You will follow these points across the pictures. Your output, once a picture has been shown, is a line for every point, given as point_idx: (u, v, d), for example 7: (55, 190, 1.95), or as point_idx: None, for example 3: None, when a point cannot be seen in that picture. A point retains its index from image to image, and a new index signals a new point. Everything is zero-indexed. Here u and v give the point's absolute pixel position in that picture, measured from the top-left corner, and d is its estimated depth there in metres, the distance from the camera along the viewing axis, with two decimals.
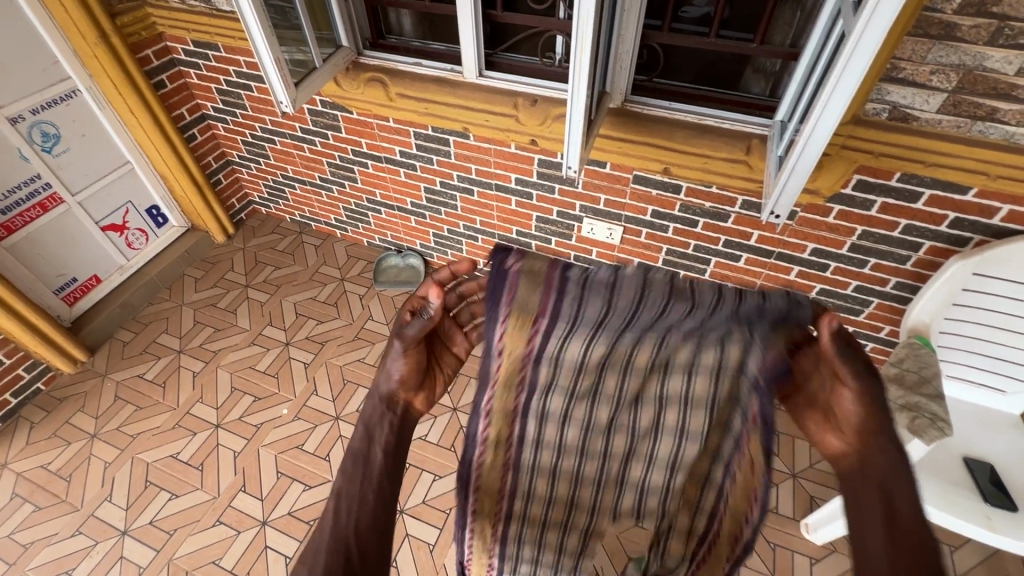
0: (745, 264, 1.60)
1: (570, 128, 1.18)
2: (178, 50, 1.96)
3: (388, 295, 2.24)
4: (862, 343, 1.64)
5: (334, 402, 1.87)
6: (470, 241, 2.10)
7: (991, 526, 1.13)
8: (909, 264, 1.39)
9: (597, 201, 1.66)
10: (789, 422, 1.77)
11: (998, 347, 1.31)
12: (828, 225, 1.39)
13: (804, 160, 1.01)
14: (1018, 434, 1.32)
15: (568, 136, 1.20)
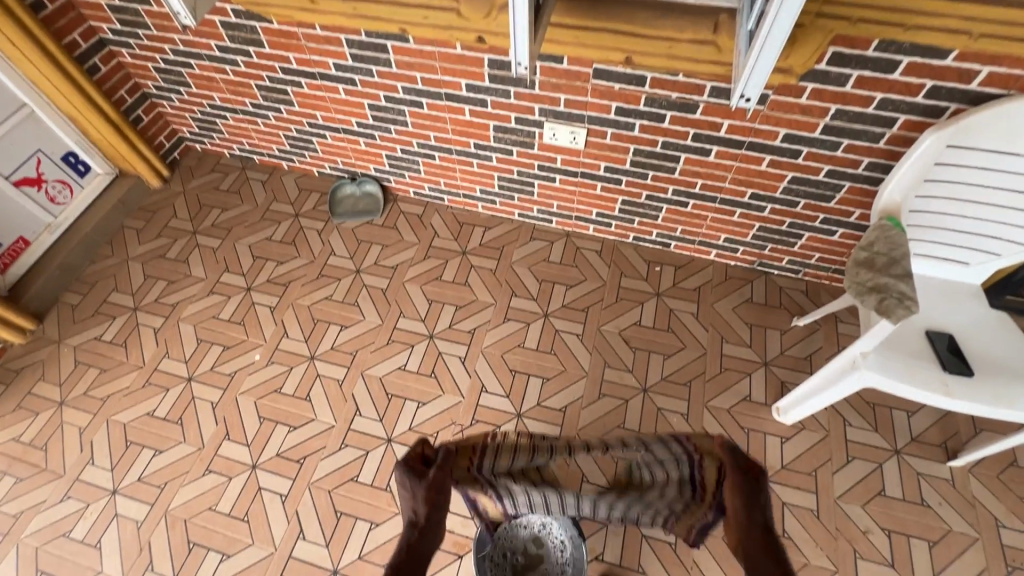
0: (716, 158, 1.53)
1: (514, 15, 1.03)
2: (103, 28, 1.85)
3: (348, 227, 2.12)
4: (832, 229, 1.63)
5: (307, 342, 1.83)
6: (427, 160, 1.96)
7: (947, 391, 1.20)
8: (883, 143, 1.33)
9: (556, 103, 1.53)
10: (760, 314, 1.80)
11: (966, 221, 1.29)
12: (801, 107, 1.31)
13: (767, 49, 0.95)
14: (978, 303, 1.36)
15: (513, 26, 1.05)
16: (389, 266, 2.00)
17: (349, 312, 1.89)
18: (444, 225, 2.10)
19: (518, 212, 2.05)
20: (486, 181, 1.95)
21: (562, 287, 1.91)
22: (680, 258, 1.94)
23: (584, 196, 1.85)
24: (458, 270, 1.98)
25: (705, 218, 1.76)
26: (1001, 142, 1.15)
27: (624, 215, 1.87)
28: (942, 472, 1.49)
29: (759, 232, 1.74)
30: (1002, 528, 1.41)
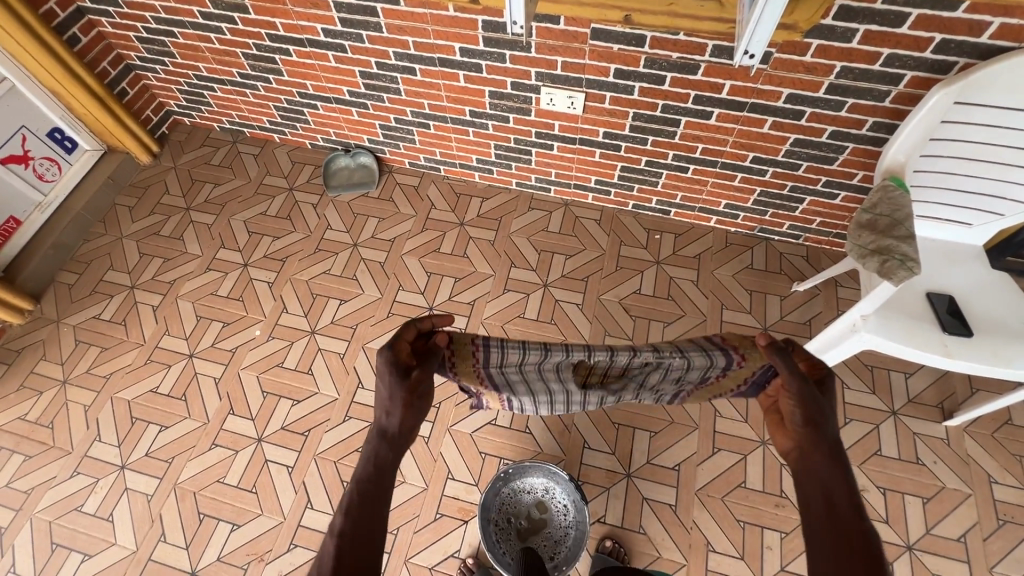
0: (717, 121, 1.49)
1: None
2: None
3: (344, 200, 2.09)
4: (834, 193, 1.61)
5: (306, 317, 1.82)
6: (422, 130, 1.91)
7: (947, 352, 1.20)
8: (888, 101, 1.30)
9: (553, 66, 1.48)
10: (760, 280, 1.80)
11: (970, 181, 1.28)
12: (806, 65, 1.27)
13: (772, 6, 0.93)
14: (979, 264, 1.35)
15: None
16: (386, 239, 1.98)
17: (348, 286, 1.88)
18: (441, 196, 2.07)
19: (515, 181, 2.02)
20: (482, 150, 1.92)
21: (562, 256, 1.90)
22: (680, 225, 1.93)
23: (583, 163, 1.82)
24: (456, 241, 1.96)
25: (705, 184, 1.73)
26: (1011, 97, 1.12)
27: (623, 182, 1.85)
28: (938, 432, 1.51)
29: (760, 197, 1.72)
30: (995, 484, 1.44)
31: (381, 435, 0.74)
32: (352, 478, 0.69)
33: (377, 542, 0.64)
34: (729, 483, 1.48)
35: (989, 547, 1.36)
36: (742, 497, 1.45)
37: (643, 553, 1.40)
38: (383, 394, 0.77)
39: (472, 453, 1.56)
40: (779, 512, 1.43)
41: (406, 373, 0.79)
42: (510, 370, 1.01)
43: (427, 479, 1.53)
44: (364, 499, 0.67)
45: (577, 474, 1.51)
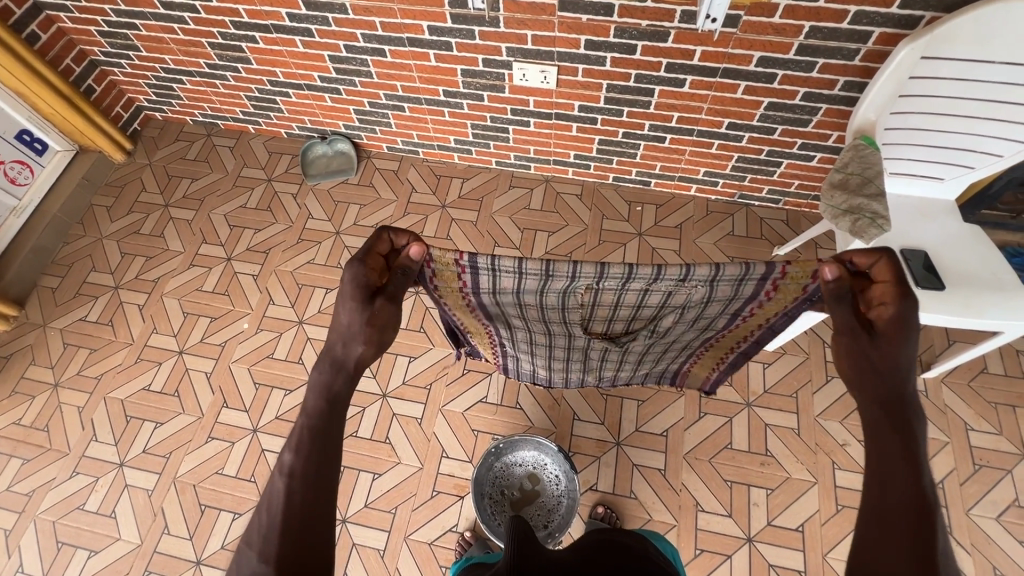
0: (690, 88, 1.49)
1: None
2: None
3: (324, 188, 2.08)
4: (810, 155, 1.61)
5: (293, 307, 1.83)
6: (397, 112, 1.89)
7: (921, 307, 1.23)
8: (858, 60, 1.30)
9: (524, 40, 1.47)
10: (742, 246, 1.82)
11: (941, 136, 1.29)
12: (775, 27, 1.26)
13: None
14: (952, 218, 1.37)
15: None
16: (368, 226, 1.97)
17: (333, 275, 1.88)
18: (421, 179, 2.06)
19: (495, 160, 2.01)
20: (459, 130, 1.90)
21: (545, 233, 1.90)
22: (662, 196, 1.93)
23: (561, 138, 1.81)
24: (439, 224, 1.96)
25: (683, 153, 1.73)
26: (977, 50, 1.13)
27: (602, 155, 1.84)
28: (917, 384, 1.56)
29: (738, 163, 1.72)
30: (971, 431, 1.49)
31: (342, 367, 0.70)
32: (302, 412, 0.65)
33: (333, 481, 0.61)
34: (715, 445, 1.52)
35: (966, 491, 1.41)
36: (729, 457, 1.50)
37: (634, 516, 1.45)
38: (347, 320, 0.73)
39: (465, 432, 1.59)
40: (766, 470, 1.48)
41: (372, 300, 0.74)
42: (505, 297, 0.96)
43: (422, 458, 1.56)
44: (316, 438, 0.63)
45: (568, 446, 1.55)
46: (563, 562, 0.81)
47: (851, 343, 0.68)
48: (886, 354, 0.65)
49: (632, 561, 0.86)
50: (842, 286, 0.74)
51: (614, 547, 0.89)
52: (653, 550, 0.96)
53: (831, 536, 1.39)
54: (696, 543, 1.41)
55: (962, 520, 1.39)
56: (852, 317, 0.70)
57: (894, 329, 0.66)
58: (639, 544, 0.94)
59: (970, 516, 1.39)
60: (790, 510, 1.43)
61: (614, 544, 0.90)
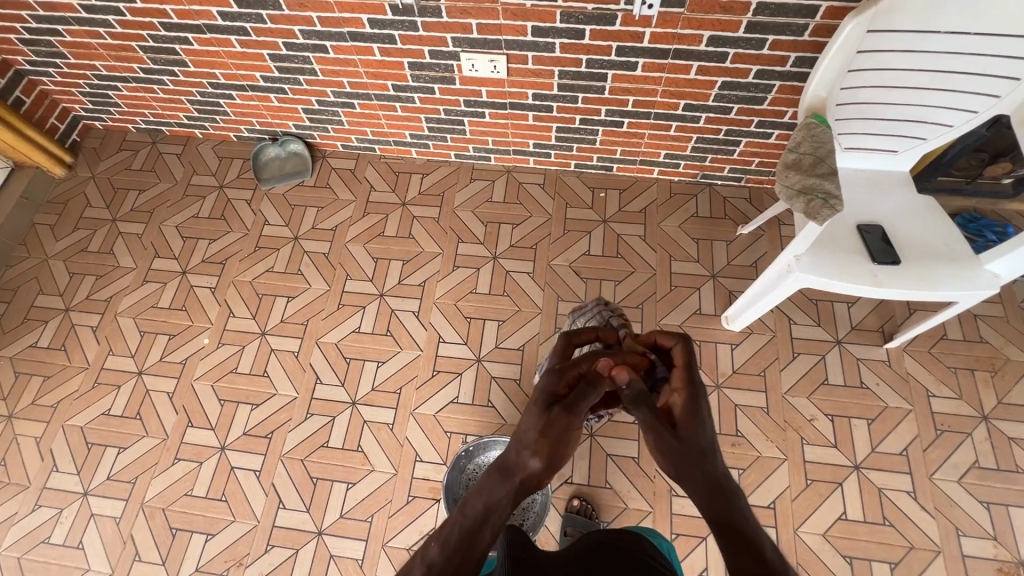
0: (643, 72, 1.46)
1: None
2: None
3: (279, 192, 2.01)
4: (768, 132, 1.60)
5: (255, 318, 1.78)
6: (348, 109, 1.82)
7: (876, 283, 1.24)
8: (808, 35, 1.27)
9: (469, 29, 1.41)
10: (706, 227, 1.81)
11: (892, 109, 1.28)
12: (722, 5, 1.23)
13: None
14: (906, 191, 1.37)
15: None
16: (328, 229, 1.92)
17: (294, 282, 1.83)
18: (380, 177, 2.00)
19: (454, 153, 1.96)
20: (414, 125, 1.84)
21: (509, 226, 1.87)
22: (625, 180, 1.91)
23: (518, 128, 1.77)
24: (400, 223, 1.91)
25: (642, 136, 1.70)
26: (921, 21, 1.12)
27: (561, 143, 1.81)
28: (880, 354, 1.58)
29: (697, 144, 1.70)
30: (932, 398, 1.52)
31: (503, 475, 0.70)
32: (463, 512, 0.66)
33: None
34: None
35: (929, 457, 1.45)
36: None
37: (610, 506, 1.46)
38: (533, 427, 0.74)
39: (438, 434, 1.57)
40: (736, 451, 1.49)
41: (550, 407, 0.75)
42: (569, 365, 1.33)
43: (395, 464, 1.54)
44: (461, 539, 0.63)
45: None
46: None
47: (660, 439, 0.71)
48: (683, 437, 0.70)
49: (631, 560, 0.82)
50: (632, 384, 0.78)
51: (610, 548, 0.85)
52: (647, 542, 0.92)
53: (802, 511, 1.41)
54: (671, 527, 1.43)
55: (926, 486, 1.42)
56: (655, 415, 0.74)
57: (689, 418, 0.72)
58: (633, 540, 0.90)
59: (934, 481, 1.43)
60: (761, 489, 1.45)
61: (611, 546, 0.85)
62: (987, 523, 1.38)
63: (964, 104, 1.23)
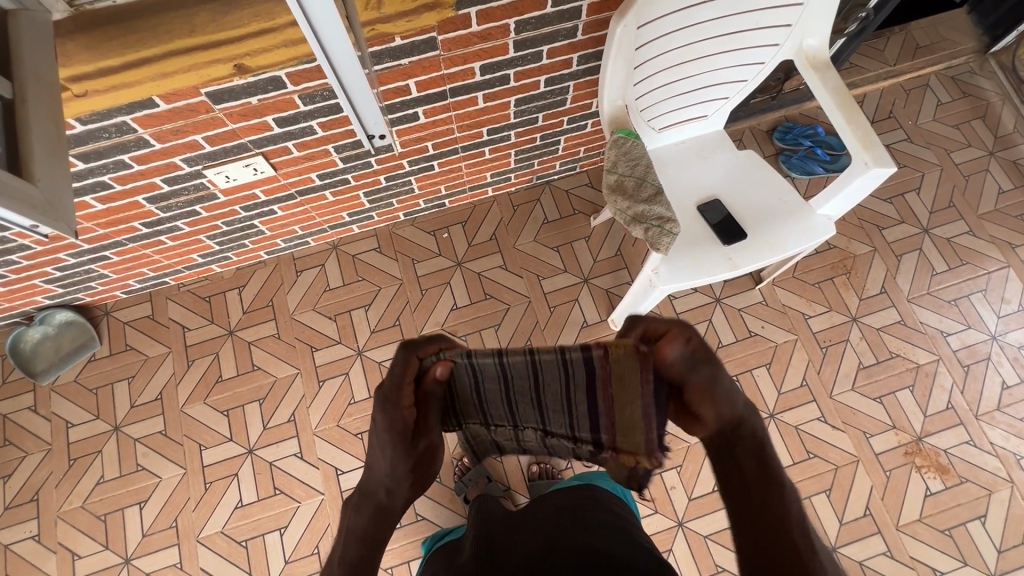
0: (427, 118, 1.23)
1: None
2: None
3: (67, 381, 1.58)
4: (582, 124, 1.48)
5: (109, 547, 1.44)
6: (103, 262, 1.43)
7: (734, 265, 1.19)
8: (581, 34, 1.12)
9: (198, 145, 1.10)
10: (560, 231, 1.70)
11: (688, 82, 1.19)
12: (479, 35, 1.04)
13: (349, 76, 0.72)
14: (729, 150, 1.32)
15: None
16: (151, 400, 1.56)
17: (137, 483, 1.49)
18: (188, 311, 1.64)
19: (263, 252, 1.64)
20: (197, 247, 1.50)
21: (361, 310, 1.63)
22: (462, 210, 1.73)
23: (321, 208, 1.49)
24: (236, 357, 1.60)
25: (460, 169, 1.51)
26: None
27: (377, 203, 1.56)
28: (756, 297, 1.62)
29: (519, 155, 1.54)
30: (809, 319, 1.60)
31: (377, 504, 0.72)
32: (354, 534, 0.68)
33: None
34: None
35: (825, 377, 1.54)
36: None
37: None
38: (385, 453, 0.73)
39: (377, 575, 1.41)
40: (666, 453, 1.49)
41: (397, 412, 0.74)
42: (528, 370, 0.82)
43: None
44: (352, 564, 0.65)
45: None
46: (525, 558, 0.74)
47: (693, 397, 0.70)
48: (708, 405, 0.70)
49: (604, 525, 0.80)
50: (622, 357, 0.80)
51: (582, 512, 0.84)
52: (604, 493, 0.94)
53: None
54: None
55: (830, 406, 1.52)
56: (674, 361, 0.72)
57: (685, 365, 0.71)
58: (594, 497, 0.91)
59: (835, 398, 1.52)
60: (701, 477, 1.47)
61: (577, 508, 0.85)
62: (885, 416, 1.51)
63: (751, 58, 1.17)
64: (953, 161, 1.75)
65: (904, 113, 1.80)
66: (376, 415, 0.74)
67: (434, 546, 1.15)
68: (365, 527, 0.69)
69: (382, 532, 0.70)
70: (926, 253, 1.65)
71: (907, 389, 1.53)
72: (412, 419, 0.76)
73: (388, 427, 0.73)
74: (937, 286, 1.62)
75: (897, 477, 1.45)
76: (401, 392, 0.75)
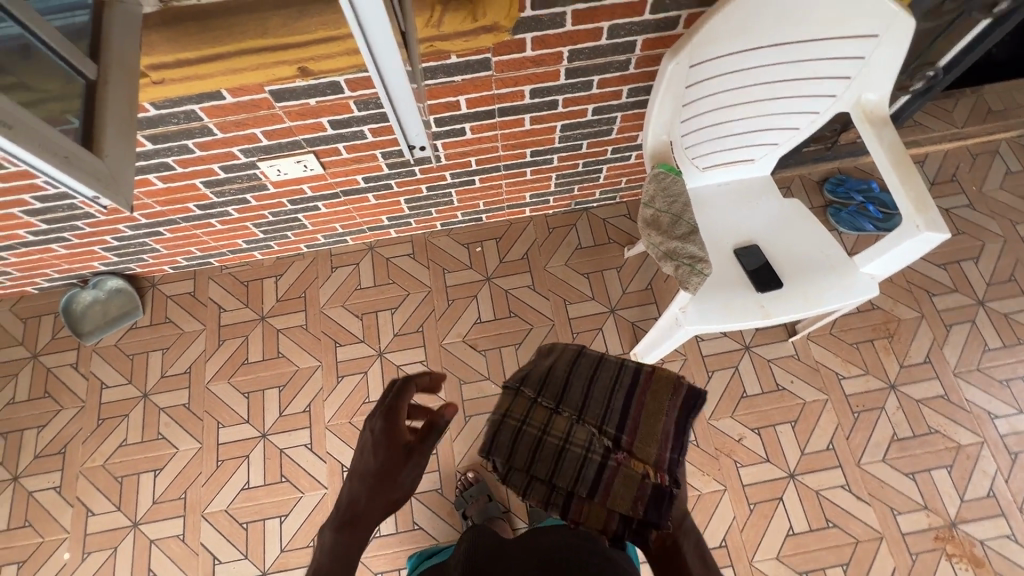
0: (474, 134, 1.26)
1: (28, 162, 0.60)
2: None
3: (108, 344, 1.67)
4: (627, 155, 1.48)
5: (121, 509, 1.49)
6: (156, 238, 1.52)
7: (765, 313, 1.16)
8: (633, 67, 1.14)
9: (256, 138, 1.16)
10: (593, 258, 1.69)
11: (738, 124, 1.17)
12: (532, 60, 1.06)
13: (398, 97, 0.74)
14: (773, 197, 1.29)
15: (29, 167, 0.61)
16: (180, 373, 1.63)
17: (156, 451, 1.55)
18: (226, 293, 1.72)
19: (303, 245, 1.70)
20: (243, 233, 1.57)
21: (387, 312, 1.67)
22: (498, 226, 1.75)
23: (363, 209, 1.54)
24: (264, 343, 1.65)
25: (500, 186, 1.53)
26: (743, 40, 1.01)
27: (417, 210, 1.60)
28: (788, 350, 1.56)
29: (560, 179, 1.55)
30: (843, 380, 1.52)
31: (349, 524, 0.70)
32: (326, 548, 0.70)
33: None
34: None
35: (854, 443, 1.46)
36: None
37: None
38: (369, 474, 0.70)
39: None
40: None
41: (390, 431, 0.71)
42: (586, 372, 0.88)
43: None
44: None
45: None
46: None
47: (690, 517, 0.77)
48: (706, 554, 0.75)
49: None
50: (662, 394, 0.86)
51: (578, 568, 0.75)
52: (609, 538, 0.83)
53: (751, 540, 1.39)
54: None
55: (857, 474, 1.43)
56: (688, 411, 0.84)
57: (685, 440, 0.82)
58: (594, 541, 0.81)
59: (863, 467, 1.44)
60: (708, 530, 1.41)
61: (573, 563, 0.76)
62: (916, 495, 1.41)
63: (805, 107, 1.15)
64: (1019, 233, 1.65)
65: (968, 178, 1.72)
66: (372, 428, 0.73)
67: (417, 565, 1.12)
68: (334, 542, 0.70)
69: (353, 549, 0.69)
70: (979, 327, 1.56)
71: (944, 469, 1.43)
72: (402, 441, 0.71)
73: (375, 443, 0.71)
74: (988, 364, 1.52)
75: (923, 563, 1.35)
76: (398, 411, 0.72)
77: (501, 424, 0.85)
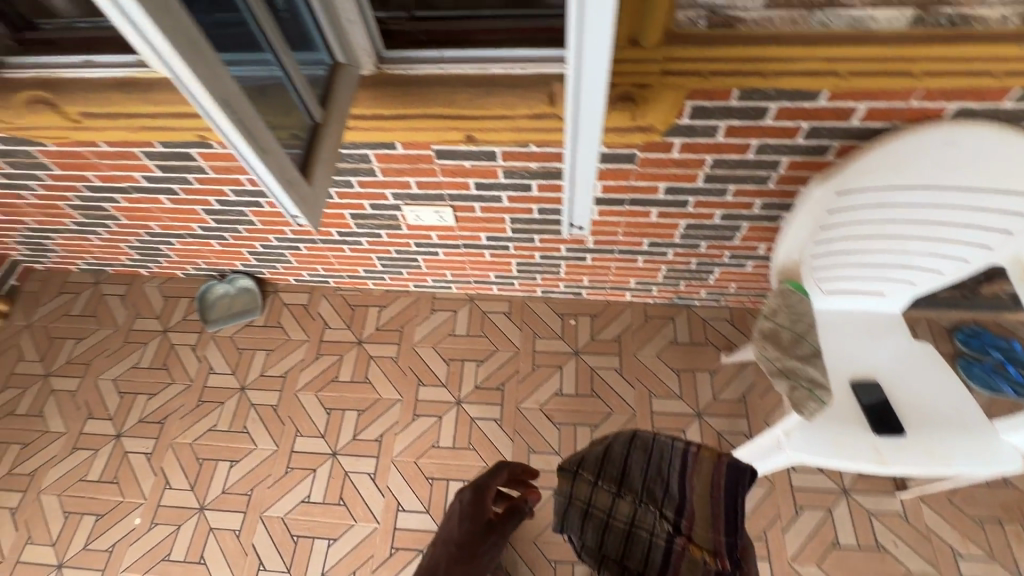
0: (599, 217, 1.33)
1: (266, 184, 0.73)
2: None
3: (226, 335, 1.84)
4: (743, 263, 1.47)
5: (194, 490, 1.59)
6: (294, 251, 1.70)
7: (879, 458, 1.06)
8: (772, 183, 1.16)
9: (408, 185, 1.30)
10: (686, 356, 1.65)
11: (876, 256, 1.15)
12: (676, 161, 1.12)
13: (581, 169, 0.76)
14: (903, 336, 1.22)
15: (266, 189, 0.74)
16: (277, 375, 1.76)
17: (238, 442, 1.65)
18: (335, 312, 1.86)
19: (412, 283, 1.82)
20: (366, 262, 1.72)
21: (473, 363, 1.71)
22: (596, 304, 1.77)
23: (476, 263, 1.64)
24: (355, 366, 1.75)
25: (608, 267, 1.58)
26: (897, 177, 1.01)
27: (524, 274, 1.68)
28: (895, 507, 1.39)
29: (669, 273, 1.57)
30: (959, 559, 1.33)
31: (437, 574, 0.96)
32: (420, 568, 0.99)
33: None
34: None
35: None
36: None
37: None
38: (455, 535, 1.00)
39: None
40: None
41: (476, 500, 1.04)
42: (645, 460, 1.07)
43: None
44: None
45: None
46: None
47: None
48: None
49: None
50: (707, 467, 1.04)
51: None
52: None
53: None
54: None
55: None
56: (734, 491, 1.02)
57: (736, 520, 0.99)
58: None
59: None
60: None
61: None
62: None
63: (955, 253, 1.10)
64: None
65: None
66: (462, 498, 1.05)
67: None
68: None
69: None
70: None
71: None
72: (485, 514, 1.02)
73: (465, 509, 1.03)
74: None
75: None
76: (485, 493, 1.04)
77: (571, 506, 1.07)
